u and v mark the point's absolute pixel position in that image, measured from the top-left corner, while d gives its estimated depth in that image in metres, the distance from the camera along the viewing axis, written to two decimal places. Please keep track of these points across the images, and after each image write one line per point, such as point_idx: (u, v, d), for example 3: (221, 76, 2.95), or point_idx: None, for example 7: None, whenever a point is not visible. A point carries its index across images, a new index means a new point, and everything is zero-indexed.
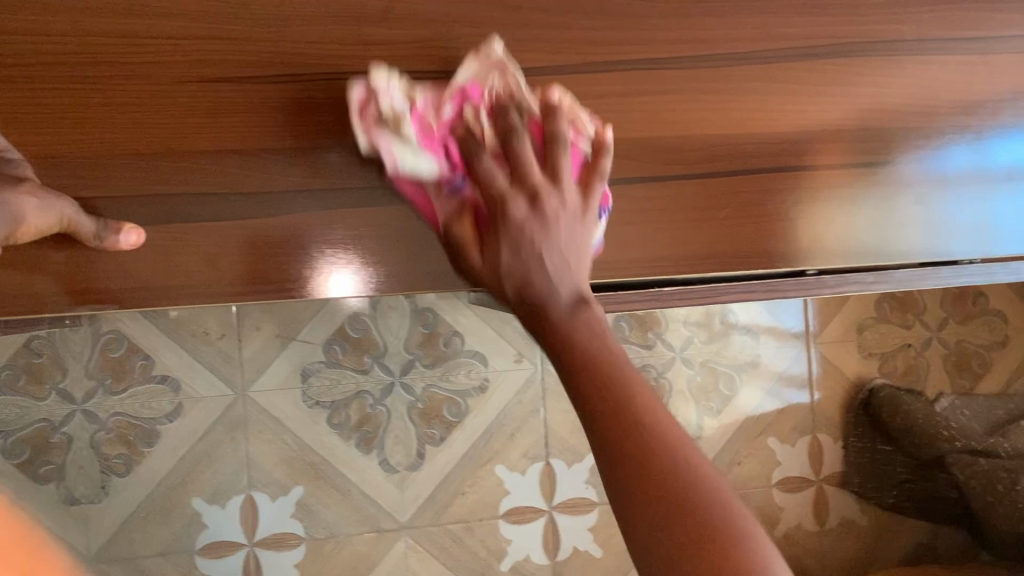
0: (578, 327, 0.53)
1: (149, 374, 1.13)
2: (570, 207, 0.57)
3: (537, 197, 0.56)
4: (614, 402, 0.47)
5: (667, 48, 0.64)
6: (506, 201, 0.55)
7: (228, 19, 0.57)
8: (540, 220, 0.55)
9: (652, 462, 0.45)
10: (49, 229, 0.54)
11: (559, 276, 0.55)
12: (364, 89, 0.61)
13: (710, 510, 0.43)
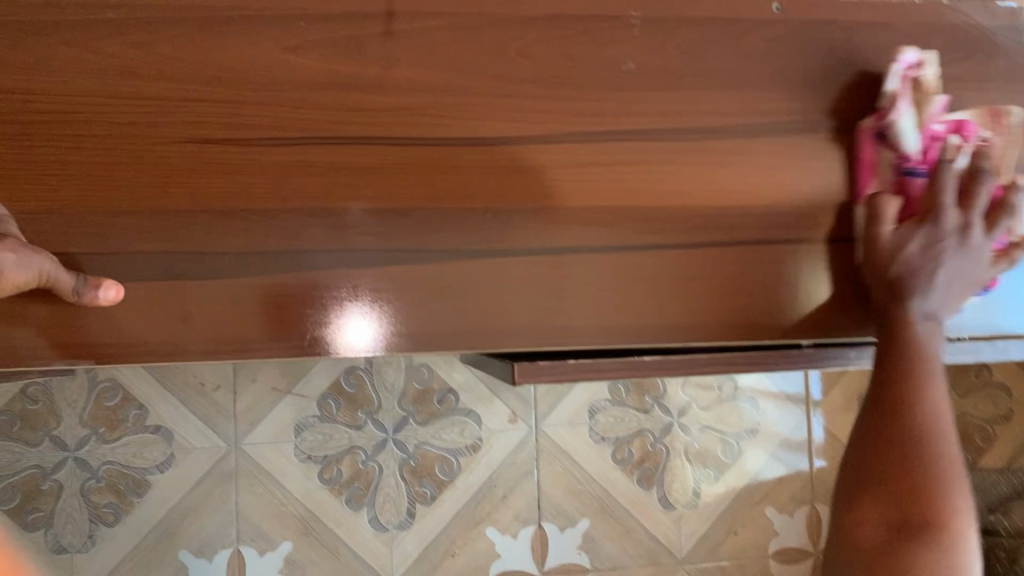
0: (921, 273, 0.65)
1: (143, 424, 1.13)
2: (944, 223, 0.65)
3: (965, 221, 0.65)
4: (892, 447, 0.62)
5: (651, 120, 0.65)
6: (941, 210, 0.64)
7: (218, 83, 0.59)
8: (959, 238, 0.65)
9: (913, 491, 0.60)
10: (29, 284, 0.55)
11: (920, 292, 0.65)
12: (347, 153, 0.61)
13: (932, 529, 0.59)
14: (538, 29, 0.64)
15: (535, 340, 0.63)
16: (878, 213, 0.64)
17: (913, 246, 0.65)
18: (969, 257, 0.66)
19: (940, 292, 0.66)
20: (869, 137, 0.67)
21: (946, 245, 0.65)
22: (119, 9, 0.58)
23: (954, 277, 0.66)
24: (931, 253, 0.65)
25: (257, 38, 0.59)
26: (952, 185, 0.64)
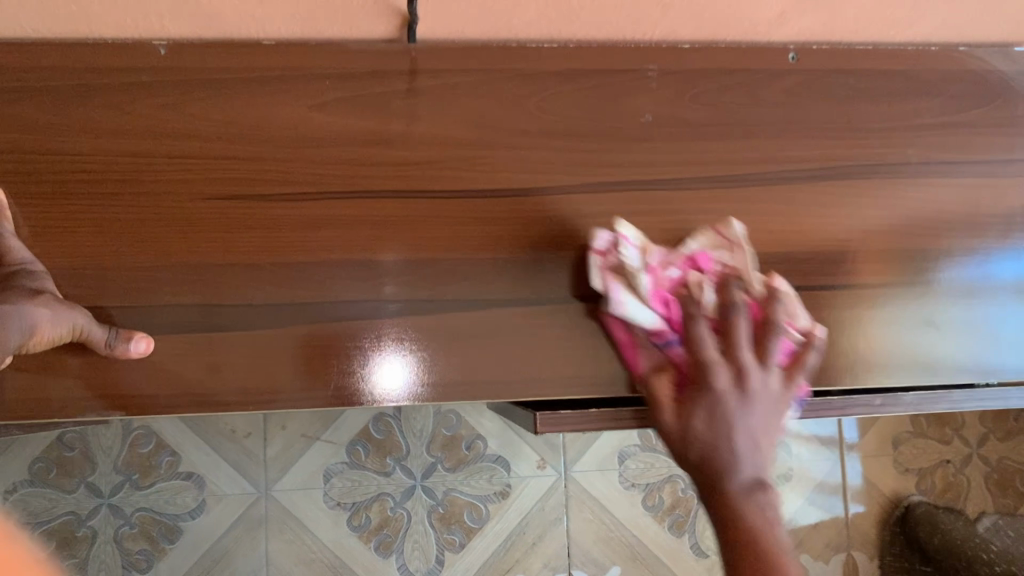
0: (717, 424, 0.53)
1: (176, 471, 1.15)
2: (768, 391, 0.55)
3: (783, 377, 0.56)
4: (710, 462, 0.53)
5: (669, 170, 0.65)
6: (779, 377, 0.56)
7: (247, 141, 0.61)
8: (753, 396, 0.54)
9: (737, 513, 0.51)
10: (60, 339, 0.56)
11: (744, 456, 0.53)
12: (370, 206, 0.62)
13: (759, 553, 0.48)
14: (558, 82, 0.64)
15: (555, 391, 0.63)
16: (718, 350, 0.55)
17: (699, 418, 0.54)
18: (765, 408, 0.54)
19: (753, 461, 0.53)
20: (654, 295, 0.61)
21: (742, 409, 0.54)
22: (152, 72, 0.60)
23: (753, 439, 0.53)
24: (722, 407, 0.54)
25: (284, 96, 0.61)
26: (733, 333, 0.55)
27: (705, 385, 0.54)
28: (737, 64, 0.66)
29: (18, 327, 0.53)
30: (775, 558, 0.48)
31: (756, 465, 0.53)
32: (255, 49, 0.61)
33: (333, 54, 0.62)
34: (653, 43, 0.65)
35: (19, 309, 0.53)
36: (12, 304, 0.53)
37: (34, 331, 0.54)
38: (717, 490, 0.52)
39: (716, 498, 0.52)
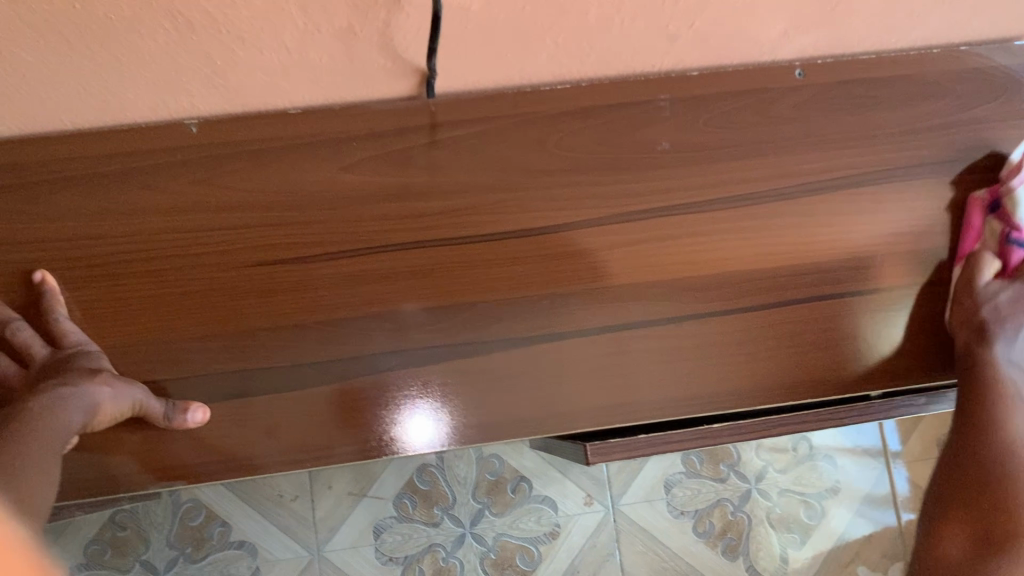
0: (994, 364, 0.66)
1: (228, 540, 1.15)
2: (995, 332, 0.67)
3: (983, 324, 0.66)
4: (976, 472, 0.66)
5: (692, 193, 0.66)
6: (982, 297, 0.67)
7: (282, 207, 0.63)
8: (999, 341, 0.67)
9: (1002, 502, 0.65)
10: (122, 415, 0.58)
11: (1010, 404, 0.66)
12: (404, 257, 0.64)
13: (999, 531, 0.64)
14: (574, 120, 0.66)
15: (602, 420, 0.64)
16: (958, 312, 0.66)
17: (949, 330, 0.66)
18: (998, 349, 0.66)
19: (965, 386, 0.65)
20: (917, 228, 0.68)
21: (1003, 353, 0.67)
22: (186, 149, 0.62)
23: (971, 352, 0.66)
24: (979, 342, 0.65)
25: (313, 161, 0.64)
26: (979, 284, 0.67)
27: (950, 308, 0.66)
28: (748, 86, 0.67)
29: (81, 406, 0.55)
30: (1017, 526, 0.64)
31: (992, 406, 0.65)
32: (281, 118, 0.63)
33: (356, 115, 0.64)
34: (665, 73, 0.66)
35: (80, 389, 0.55)
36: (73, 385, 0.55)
37: (98, 408, 0.56)
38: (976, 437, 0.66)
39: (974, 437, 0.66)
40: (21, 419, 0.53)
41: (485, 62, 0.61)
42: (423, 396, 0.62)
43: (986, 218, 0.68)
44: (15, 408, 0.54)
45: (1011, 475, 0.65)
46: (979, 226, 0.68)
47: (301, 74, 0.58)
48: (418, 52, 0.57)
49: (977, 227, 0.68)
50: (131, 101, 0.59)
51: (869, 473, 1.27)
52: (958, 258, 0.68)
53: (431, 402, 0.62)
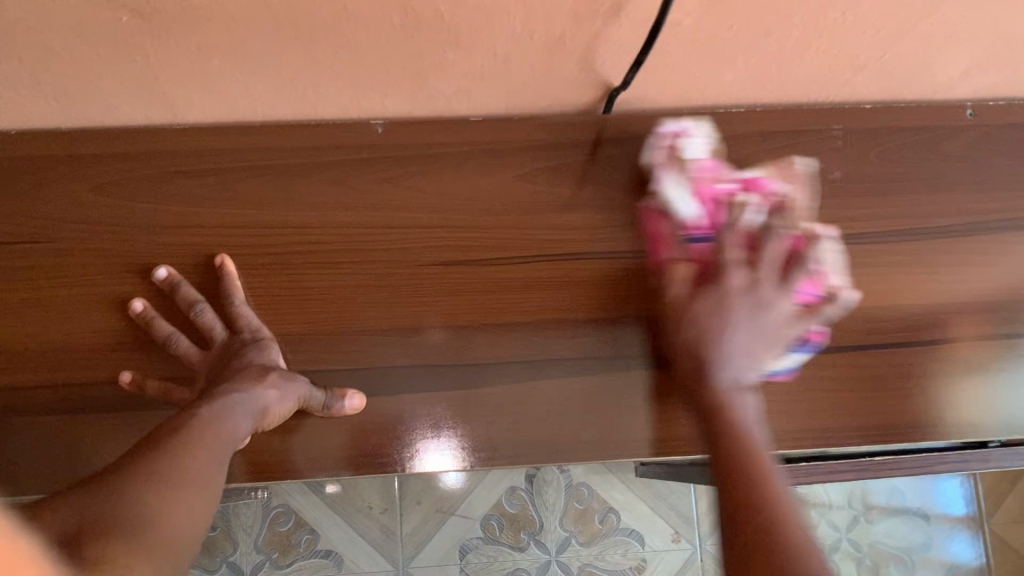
0: (715, 306, 0.57)
1: (314, 548, 1.15)
2: (769, 306, 0.57)
3: (748, 273, 0.58)
4: (730, 457, 0.48)
5: (860, 224, 0.67)
6: (723, 270, 0.58)
7: (457, 211, 0.64)
8: (750, 296, 0.57)
9: (744, 480, 0.46)
10: (288, 411, 0.57)
11: (731, 359, 0.55)
12: (574, 269, 0.65)
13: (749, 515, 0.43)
14: (746, 144, 0.67)
15: (760, 444, 0.63)
16: (732, 275, 0.57)
17: (707, 304, 0.57)
18: (749, 313, 0.56)
19: (750, 352, 0.56)
20: (655, 216, 0.65)
21: (738, 318, 0.56)
22: (371, 148, 0.64)
23: (779, 324, 0.58)
24: (726, 296, 0.57)
25: (490, 168, 0.65)
26: (736, 241, 0.59)
27: (722, 284, 0.57)
28: (916, 121, 0.68)
29: (250, 410, 0.53)
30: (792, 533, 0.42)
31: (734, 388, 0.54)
32: (461, 124, 0.65)
33: (534, 125, 0.66)
34: (836, 104, 0.68)
35: (250, 394, 0.54)
36: (243, 389, 0.54)
37: (266, 410, 0.55)
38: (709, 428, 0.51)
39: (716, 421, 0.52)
40: (187, 420, 0.50)
41: (672, 82, 0.62)
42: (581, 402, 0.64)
43: (721, 186, 0.62)
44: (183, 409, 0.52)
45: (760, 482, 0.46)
46: (715, 194, 0.62)
47: (495, 83, 0.60)
48: (616, 69, 0.58)
49: (712, 194, 0.62)
50: (326, 99, 0.61)
51: (947, 538, 1.24)
52: (698, 232, 0.62)
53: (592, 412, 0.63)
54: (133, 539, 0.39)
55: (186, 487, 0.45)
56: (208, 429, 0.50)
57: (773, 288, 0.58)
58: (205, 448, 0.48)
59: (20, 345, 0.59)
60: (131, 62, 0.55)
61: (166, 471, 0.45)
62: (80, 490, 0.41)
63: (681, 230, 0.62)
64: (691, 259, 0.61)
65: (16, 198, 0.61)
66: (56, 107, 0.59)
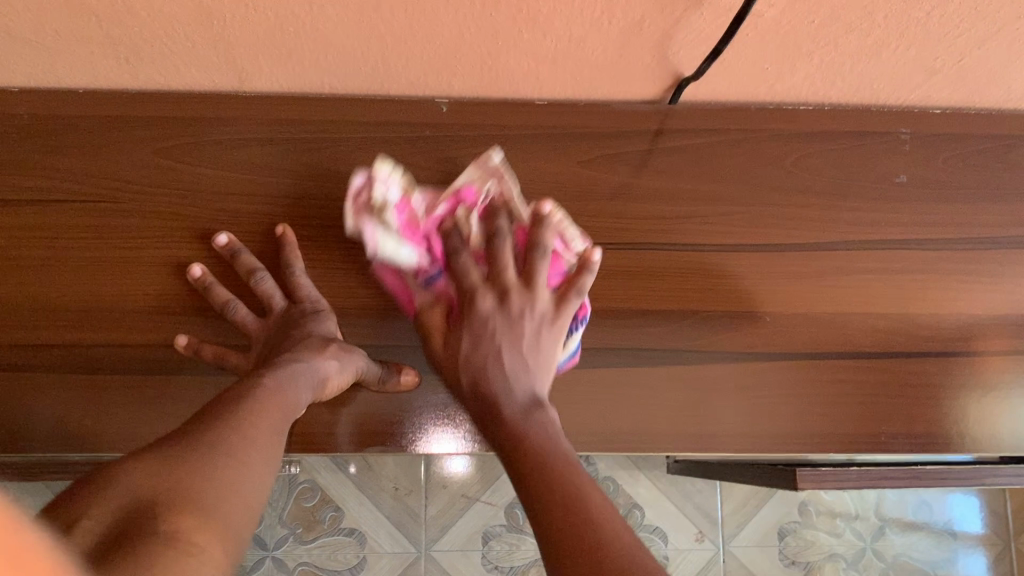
0: (545, 426, 0.49)
1: (338, 526, 1.14)
2: (537, 310, 0.54)
3: (505, 307, 0.54)
4: (534, 477, 0.45)
5: (922, 230, 0.66)
6: (506, 318, 0.53)
7: (517, 194, 0.64)
8: (506, 318, 0.53)
9: (553, 501, 0.43)
10: (345, 385, 0.58)
11: (514, 385, 0.52)
12: (631, 258, 0.64)
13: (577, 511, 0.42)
14: (810, 143, 0.66)
15: (812, 446, 0.63)
16: (479, 297, 0.54)
17: (466, 338, 0.54)
18: (537, 341, 0.54)
19: (535, 365, 0.53)
20: (429, 235, 0.59)
21: (496, 367, 0.52)
22: (435, 127, 0.64)
23: (545, 326, 0.54)
24: (485, 335, 0.53)
25: (553, 153, 0.64)
26: (473, 259, 0.55)
27: (472, 308, 0.54)
28: (984, 130, 0.67)
29: (308, 381, 0.54)
30: (586, 510, 0.42)
31: (532, 399, 0.51)
32: (527, 108, 0.64)
33: (599, 111, 0.65)
34: (904, 108, 0.67)
35: (309, 366, 0.54)
36: (303, 361, 0.54)
37: (326, 381, 0.55)
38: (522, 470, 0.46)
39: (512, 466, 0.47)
40: (247, 392, 0.51)
41: (744, 75, 0.61)
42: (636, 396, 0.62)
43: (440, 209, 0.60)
44: (245, 380, 0.52)
45: (559, 485, 0.44)
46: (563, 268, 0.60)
47: (566, 66, 0.60)
48: (689, 57, 0.58)
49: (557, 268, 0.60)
50: (394, 74, 0.60)
51: (967, 556, 1.22)
52: (431, 269, 0.59)
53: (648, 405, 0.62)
54: (196, 514, 0.40)
55: (248, 456, 0.46)
56: (266, 401, 0.50)
57: (514, 354, 0.53)
58: (267, 421, 0.49)
59: (78, 303, 0.60)
60: (206, 26, 0.55)
61: (229, 441, 0.46)
62: (146, 459, 0.43)
63: (414, 273, 0.59)
64: (438, 297, 0.58)
65: (84, 157, 0.61)
66: (125, 68, 0.59)
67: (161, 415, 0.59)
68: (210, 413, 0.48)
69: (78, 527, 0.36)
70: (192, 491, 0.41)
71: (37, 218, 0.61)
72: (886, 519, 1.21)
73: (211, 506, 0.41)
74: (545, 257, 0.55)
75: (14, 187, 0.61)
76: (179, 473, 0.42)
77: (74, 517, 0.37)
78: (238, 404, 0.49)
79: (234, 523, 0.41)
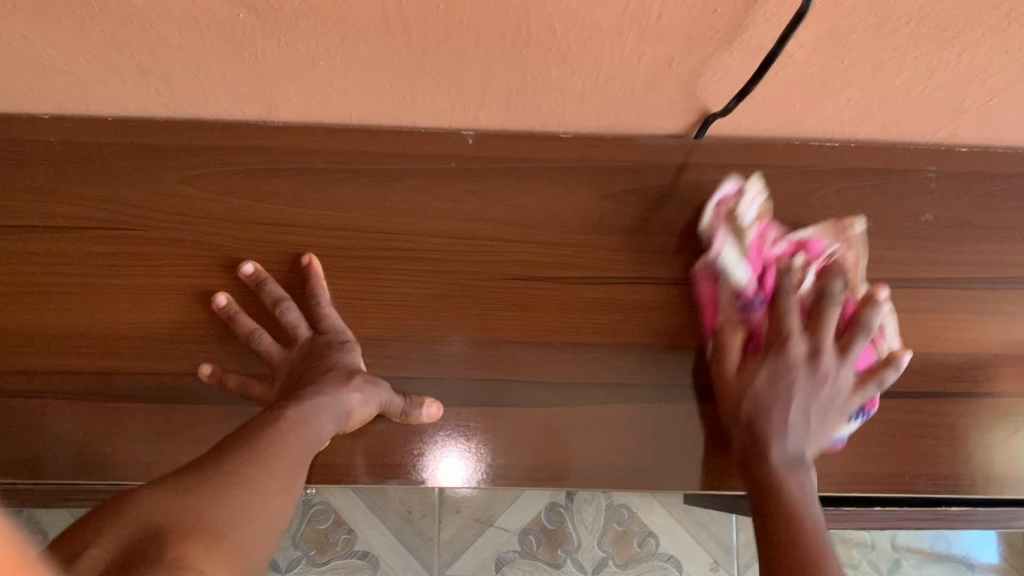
0: (778, 389, 0.58)
1: (351, 549, 1.12)
2: (799, 362, 0.58)
3: (778, 347, 0.59)
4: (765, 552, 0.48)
5: (946, 268, 0.66)
6: (784, 339, 0.59)
7: (541, 227, 0.64)
8: (772, 390, 0.58)
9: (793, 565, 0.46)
10: (368, 416, 0.58)
11: (779, 435, 0.56)
12: (653, 292, 0.64)
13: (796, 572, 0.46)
14: (837, 179, 0.66)
15: (834, 485, 0.62)
16: (790, 322, 0.59)
17: (777, 415, 0.57)
18: (814, 386, 0.58)
19: (804, 415, 0.57)
20: (705, 277, 0.63)
21: (777, 411, 0.57)
22: (461, 159, 0.64)
23: (819, 386, 0.58)
24: (763, 422, 0.57)
25: (578, 186, 0.65)
26: (796, 305, 0.59)
27: (745, 382, 0.58)
28: (1010, 169, 0.67)
29: (333, 414, 0.54)
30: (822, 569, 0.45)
31: (797, 369, 0.58)
32: (553, 142, 0.65)
33: (625, 146, 0.65)
34: (930, 146, 0.67)
35: (333, 398, 0.54)
36: (327, 393, 0.54)
37: (350, 413, 0.55)
38: (773, 527, 0.50)
39: (772, 521, 0.51)
40: (271, 423, 0.51)
41: (771, 112, 0.61)
42: (657, 431, 0.62)
43: (777, 250, 0.62)
44: (268, 412, 0.52)
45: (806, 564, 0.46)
46: (768, 259, 0.62)
47: (595, 102, 0.60)
48: (716, 93, 0.58)
49: (762, 261, 0.61)
50: (423, 107, 0.61)
51: None
52: (756, 297, 0.61)
53: (671, 440, 0.62)
54: (209, 538, 0.39)
55: (268, 484, 0.46)
56: (290, 434, 0.51)
57: (789, 356, 0.58)
58: (289, 451, 0.49)
59: (105, 329, 0.60)
60: (239, 59, 0.55)
61: (249, 467, 0.46)
62: (159, 486, 0.42)
63: (739, 295, 0.61)
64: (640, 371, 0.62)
65: (113, 184, 0.62)
66: (158, 97, 0.60)
67: (183, 443, 0.59)
68: (234, 443, 0.48)
69: (84, 554, 0.36)
70: (207, 515, 0.41)
71: (67, 245, 0.61)
72: (903, 552, 1.16)
73: (224, 532, 0.40)
74: (831, 319, 0.59)
75: (45, 213, 0.61)
76: (190, 499, 0.42)
77: (74, 550, 0.37)
78: (262, 434, 0.49)
79: (250, 548, 0.41)
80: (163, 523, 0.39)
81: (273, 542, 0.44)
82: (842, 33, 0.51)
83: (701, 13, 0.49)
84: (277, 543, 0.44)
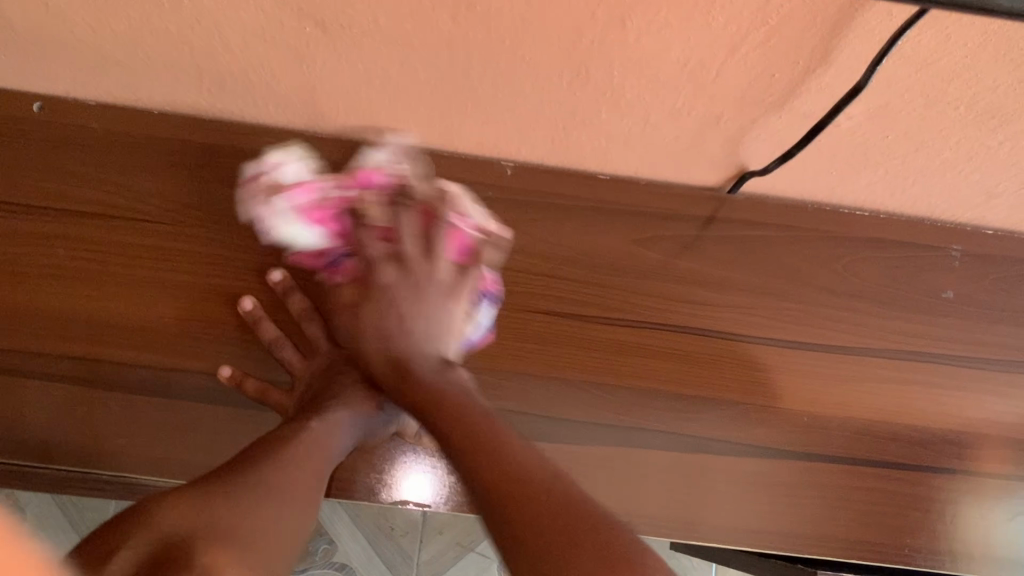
0: (388, 308, 0.60)
1: (329, 559, 1.10)
2: (436, 279, 0.60)
3: (398, 259, 0.60)
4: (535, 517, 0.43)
5: (963, 347, 0.67)
6: (372, 265, 0.60)
7: (570, 264, 0.65)
8: (407, 281, 0.60)
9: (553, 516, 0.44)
10: (385, 435, 0.58)
11: (427, 344, 0.58)
12: (674, 339, 0.65)
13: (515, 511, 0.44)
14: (862, 247, 0.67)
15: (834, 551, 0.62)
16: (387, 273, 0.60)
17: (369, 313, 0.60)
18: (443, 293, 0.60)
19: (448, 322, 0.59)
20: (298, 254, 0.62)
21: (410, 302, 0.60)
22: (498, 188, 0.65)
23: (449, 287, 0.60)
24: (388, 297, 0.60)
25: (610, 227, 0.66)
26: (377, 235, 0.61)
27: (374, 280, 0.60)
28: None
29: (352, 430, 0.55)
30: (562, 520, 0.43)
31: (403, 279, 0.60)
32: (589, 181, 0.66)
33: (657, 192, 0.67)
34: (956, 225, 0.68)
35: (354, 415, 0.55)
36: None
37: None
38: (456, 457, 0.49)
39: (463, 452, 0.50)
40: (292, 438, 0.52)
41: (808, 176, 0.62)
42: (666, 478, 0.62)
43: (320, 193, 0.60)
44: (289, 424, 0.53)
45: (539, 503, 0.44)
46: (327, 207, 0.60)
47: (637, 148, 0.61)
48: (758, 154, 0.59)
49: (324, 211, 0.60)
50: (468, 135, 0.62)
51: None
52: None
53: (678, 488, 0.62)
54: (232, 551, 0.43)
55: (291, 495, 0.49)
56: (309, 448, 0.52)
57: (428, 267, 0.60)
58: (310, 464, 0.51)
59: (128, 320, 0.60)
60: (296, 69, 0.56)
61: (275, 476, 0.49)
62: (193, 492, 0.46)
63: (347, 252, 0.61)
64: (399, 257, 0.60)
65: (153, 175, 0.62)
66: (208, 96, 0.60)
67: (195, 444, 0.59)
68: (257, 454, 0.50)
69: (110, 561, 0.41)
70: (231, 527, 0.45)
71: (100, 233, 0.61)
72: None
73: (252, 543, 0.45)
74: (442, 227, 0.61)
75: (77, 198, 0.61)
76: (216, 508, 0.45)
77: (105, 551, 0.42)
78: (284, 447, 0.51)
79: (271, 560, 0.45)
80: (189, 533, 0.43)
81: (292, 550, 0.47)
82: (891, 111, 0.52)
83: (759, 78, 0.50)
84: (296, 552, 0.48)
